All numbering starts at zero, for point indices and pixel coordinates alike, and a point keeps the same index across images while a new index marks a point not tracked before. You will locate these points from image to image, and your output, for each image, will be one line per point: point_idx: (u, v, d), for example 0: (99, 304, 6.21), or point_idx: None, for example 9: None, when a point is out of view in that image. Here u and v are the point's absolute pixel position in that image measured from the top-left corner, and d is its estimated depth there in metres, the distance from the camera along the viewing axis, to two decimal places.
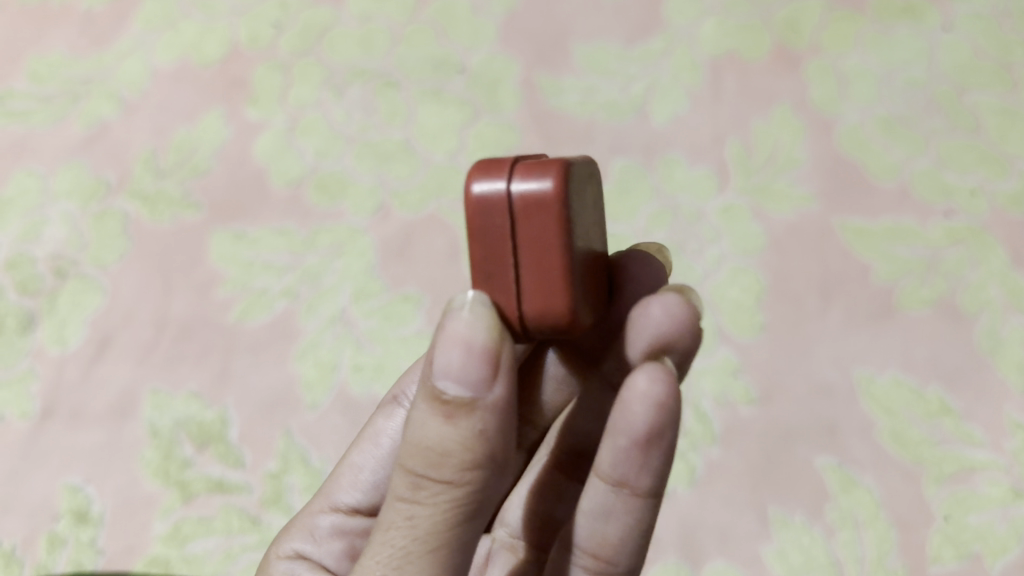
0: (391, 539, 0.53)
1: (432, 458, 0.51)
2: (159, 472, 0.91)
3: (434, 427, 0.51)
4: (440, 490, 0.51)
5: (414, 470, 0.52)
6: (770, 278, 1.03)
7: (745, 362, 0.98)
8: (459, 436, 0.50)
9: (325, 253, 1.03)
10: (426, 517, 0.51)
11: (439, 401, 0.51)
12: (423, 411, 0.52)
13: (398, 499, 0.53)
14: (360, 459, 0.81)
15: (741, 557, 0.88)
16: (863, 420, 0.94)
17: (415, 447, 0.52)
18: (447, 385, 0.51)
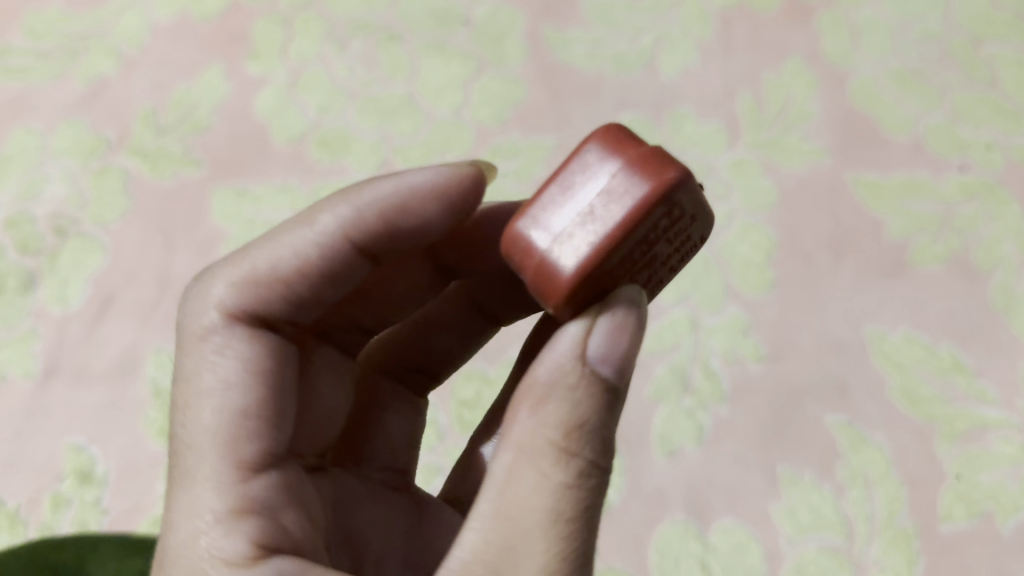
0: (548, 515, 0.54)
1: (591, 432, 0.55)
2: (163, 431, 0.90)
3: (590, 407, 0.55)
4: (597, 470, 0.55)
5: (572, 451, 0.54)
6: (781, 235, 1.01)
7: (754, 320, 0.96)
8: (609, 416, 0.55)
9: None
10: (583, 494, 0.54)
11: (593, 386, 0.55)
12: (569, 398, 0.55)
13: (554, 484, 0.54)
14: (211, 409, 0.62)
15: (749, 515, 0.86)
16: (873, 377, 0.93)
17: (570, 428, 0.55)
18: (600, 371, 0.55)
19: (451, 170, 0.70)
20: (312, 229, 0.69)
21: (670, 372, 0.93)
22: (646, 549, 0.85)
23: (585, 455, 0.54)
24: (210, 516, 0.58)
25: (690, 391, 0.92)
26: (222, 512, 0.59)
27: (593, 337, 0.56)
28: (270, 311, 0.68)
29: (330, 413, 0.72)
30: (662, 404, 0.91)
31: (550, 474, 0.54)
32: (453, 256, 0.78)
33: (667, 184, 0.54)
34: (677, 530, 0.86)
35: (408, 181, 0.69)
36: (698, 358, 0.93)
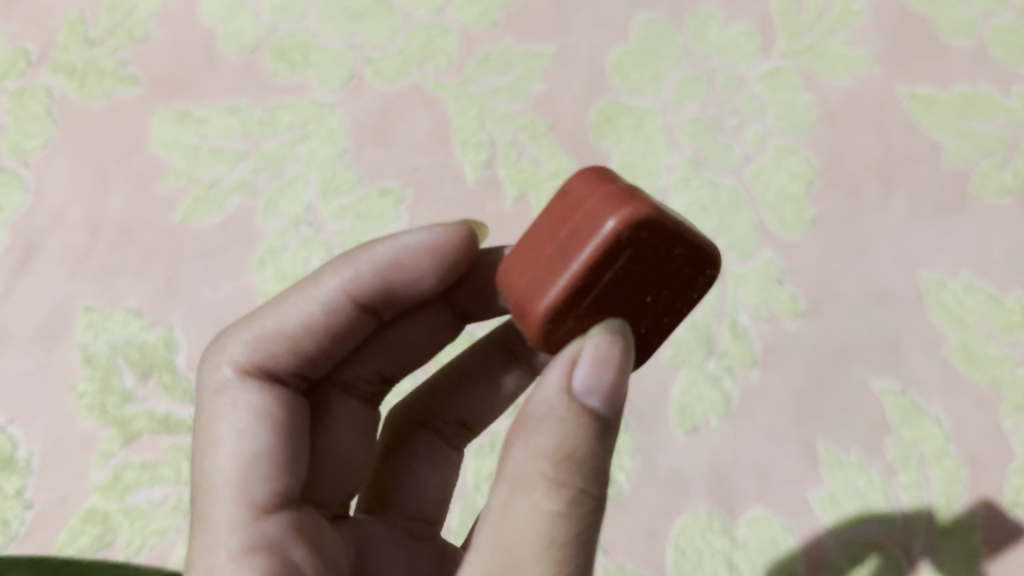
0: (537, 557, 0.44)
1: (583, 463, 0.44)
2: (94, 407, 0.76)
3: (580, 437, 0.44)
4: (594, 503, 0.45)
5: (561, 485, 0.44)
6: (822, 162, 0.86)
7: (790, 267, 0.81)
8: (606, 443, 0.45)
9: (285, 135, 0.86)
10: (578, 532, 0.44)
11: (583, 414, 0.45)
12: (557, 426, 0.45)
13: (548, 516, 0.44)
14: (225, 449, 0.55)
15: (782, 502, 0.73)
16: (930, 333, 0.79)
17: (559, 459, 0.44)
18: (589, 397, 0.45)
19: (447, 229, 0.60)
20: (315, 284, 0.60)
21: (691, 331, 0.79)
22: (662, 546, 0.72)
23: (577, 489, 0.44)
24: (224, 553, 0.51)
25: (715, 354, 0.78)
26: (234, 549, 0.51)
27: (580, 362, 0.46)
28: (282, 364, 0.59)
29: (345, 462, 0.63)
30: (681, 369, 0.77)
31: (538, 513, 0.44)
32: (471, 299, 0.66)
33: (642, 214, 0.46)
34: (700, 524, 0.73)
35: (402, 241, 0.60)
36: (724, 314, 0.79)
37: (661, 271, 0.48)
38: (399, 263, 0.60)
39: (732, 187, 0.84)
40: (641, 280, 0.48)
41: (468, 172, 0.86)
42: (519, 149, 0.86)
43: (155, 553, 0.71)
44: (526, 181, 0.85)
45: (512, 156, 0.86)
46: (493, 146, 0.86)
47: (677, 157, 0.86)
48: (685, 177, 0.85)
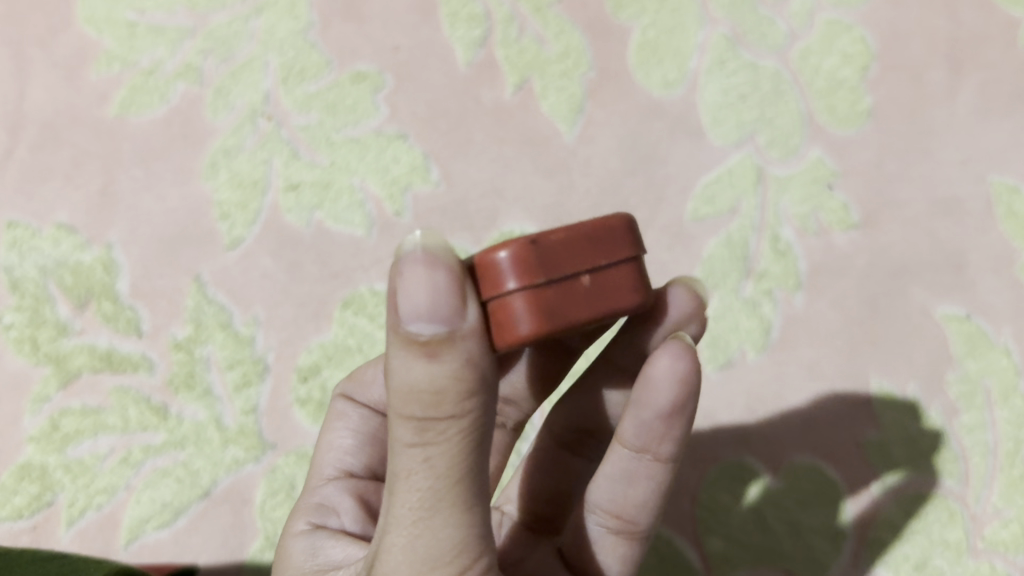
0: (402, 501, 0.35)
1: (428, 399, 0.34)
2: (23, 342, 0.65)
3: (417, 366, 0.34)
4: (452, 435, 0.34)
5: (413, 424, 0.34)
6: (880, 40, 0.72)
7: (843, 168, 0.69)
8: (455, 372, 0.34)
9: (236, 8, 0.72)
10: (448, 473, 0.35)
11: (413, 340, 0.34)
12: (394, 356, 0.35)
13: (404, 459, 0.35)
14: (335, 437, 0.53)
15: (825, 448, 0.63)
16: (1001, 248, 0.67)
17: (401, 393, 0.34)
18: (415, 321, 0.34)
19: None
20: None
21: (726, 247, 0.67)
22: (689, 502, 0.63)
23: (429, 429, 0.34)
24: (302, 519, 0.47)
25: (752, 275, 0.66)
26: (306, 506, 0.49)
27: (395, 275, 0.34)
28: None
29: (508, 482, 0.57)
30: (714, 294, 0.66)
31: (398, 454, 0.35)
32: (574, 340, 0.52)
33: None
34: (728, 474, 0.63)
35: None
36: (764, 227, 0.67)
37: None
38: None
39: (774, 71, 0.71)
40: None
41: (459, 53, 0.72)
42: (521, 25, 0.72)
43: (103, 515, 0.61)
44: (528, 64, 0.71)
45: (510, 33, 0.72)
46: (488, 20, 0.72)
47: (710, 34, 0.72)
48: (720, 58, 0.71)
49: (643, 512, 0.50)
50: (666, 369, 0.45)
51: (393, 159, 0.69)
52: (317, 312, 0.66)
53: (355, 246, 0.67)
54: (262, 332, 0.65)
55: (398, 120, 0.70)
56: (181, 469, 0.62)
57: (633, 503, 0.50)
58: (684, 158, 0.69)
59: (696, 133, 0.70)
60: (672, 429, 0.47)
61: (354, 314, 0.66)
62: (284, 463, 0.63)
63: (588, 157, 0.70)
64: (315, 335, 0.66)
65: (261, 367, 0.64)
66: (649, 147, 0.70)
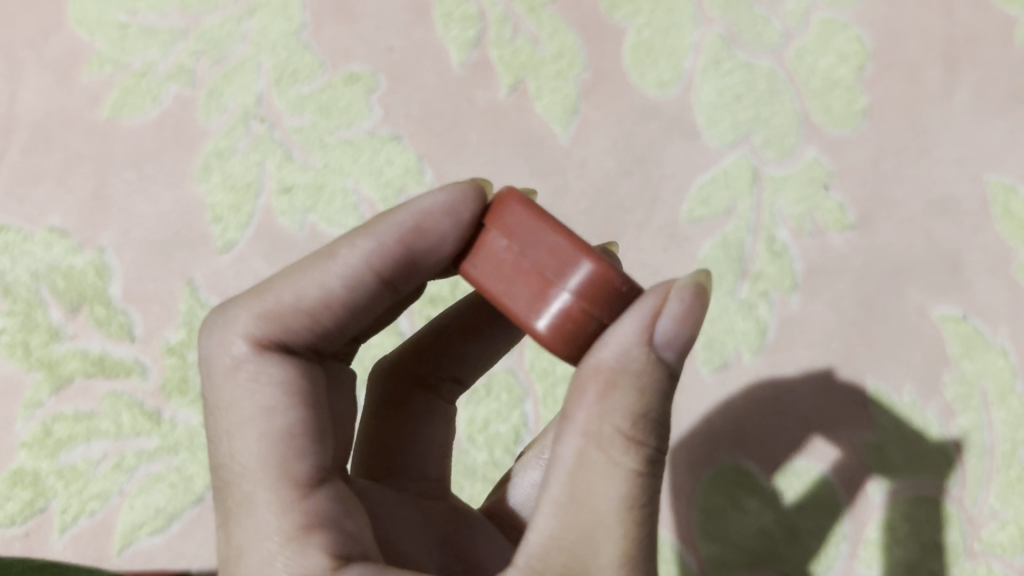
0: (614, 526, 0.36)
1: (659, 427, 0.37)
2: (16, 347, 0.64)
3: (659, 393, 0.36)
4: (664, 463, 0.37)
5: (641, 450, 0.36)
6: (875, 39, 0.72)
7: (839, 168, 0.68)
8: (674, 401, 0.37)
9: (229, 9, 0.72)
10: (650, 500, 0.37)
11: (660, 363, 0.36)
12: (636, 382, 0.36)
13: (620, 485, 0.36)
14: (245, 442, 0.41)
15: (822, 452, 0.63)
16: (998, 248, 0.66)
17: (637, 416, 0.36)
18: (667, 349, 0.36)
19: (452, 190, 0.43)
20: (330, 252, 0.45)
21: (722, 248, 0.67)
22: (687, 505, 0.63)
23: (648, 454, 0.37)
24: (279, 534, 0.39)
25: (748, 276, 0.66)
26: (280, 546, 0.39)
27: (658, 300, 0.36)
28: (305, 336, 0.44)
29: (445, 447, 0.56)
30: (709, 295, 0.66)
31: (615, 477, 0.36)
32: None
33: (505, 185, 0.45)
34: (727, 478, 0.63)
35: (424, 202, 0.43)
36: (760, 228, 0.67)
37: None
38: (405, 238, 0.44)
39: (770, 70, 0.71)
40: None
41: (452, 54, 0.72)
42: (515, 25, 0.72)
43: (96, 521, 0.61)
44: (522, 65, 0.71)
45: (503, 34, 0.71)
46: (482, 20, 0.72)
47: (705, 34, 0.72)
48: (715, 58, 0.71)
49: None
50: None
51: (387, 160, 0.69)
52: None
53: None
54: None
55: (391, 121, 0.70)
56: (175, 474, 0.62)
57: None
58: (679, 159, 0.69)
59: (691, 133, 0.70)
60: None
61: None
62: None
63: (583, 159, 0.69)
64: None
65: None
66: (643, 147, 0.69)
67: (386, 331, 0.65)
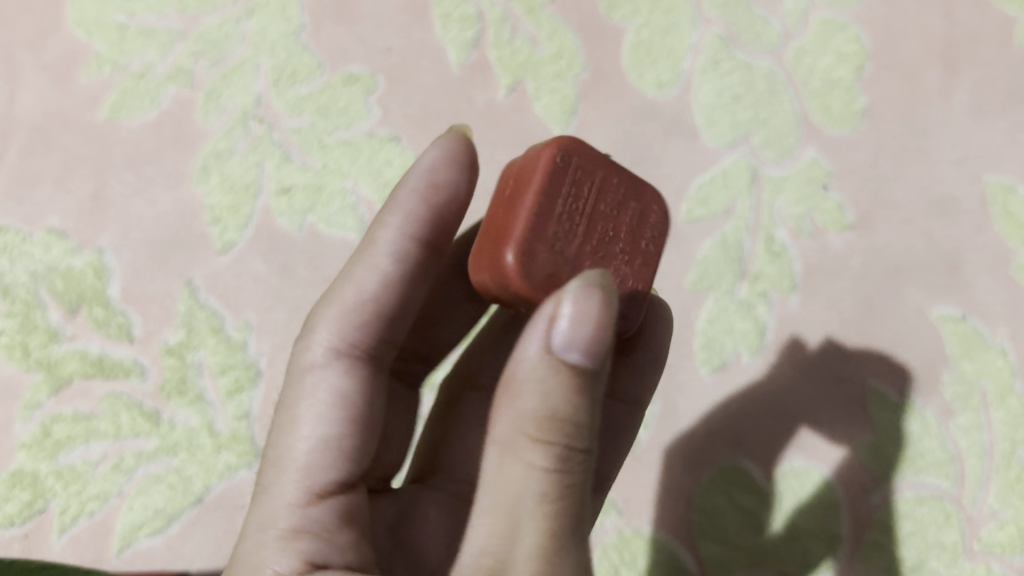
0: (529, 523, 0.38)
1: (571, 432, 0.37)
2: (14, 348, 0.64)
3: (565, 396, 0.37)
4: (581, 461, 0.38)
5: (551, 451, 0.37)
6: (874, 39, 0.72)
7: (838, 168, 0.68)
8: (589, 397, 0.37)
9: (228, 9, 0.72)
10: (569, 495, 0.38)
11: (565, 366, 0.37)
12: (533, 387, 0.37)
13: (533, 484, 0.38)
14: (303, 436, 0.44)
15: (820, 452, 0.63)
16: (997, 247, 0.66)
17: (542, 420, 0.37)
18: (568, 352, 0.37)
19: (449, 150, 0.50)
20: (368, 242, 0.49)
21: (721, 248, 0.66)
22: (684, 505, 0.62)
23: (564, 452, 0.37)
24: (282, 525, 0.42)
25: (747, 277, 0.66)
26: (282, 535, 0.42)
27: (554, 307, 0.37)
28: (372, 339, 0.48)
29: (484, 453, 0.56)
30: (708, 296, 0.66)
31: (528, 479, 0.38)
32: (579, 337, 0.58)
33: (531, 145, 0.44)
34: (727, 480, 0.63)
35: (427, 163, 0.50)
36: (759, 228, 0.67)
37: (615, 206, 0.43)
38: (428, 215, 0.49)
39: (769, 71, 0.71)
40: (597, 219, 0.42)
41: (451, 54, 0.72)
42: (513, 26, 0.72)
43: (95, 522, 0.61)
44: (521, 65, 0.71)
45: (502, 34, 0.71)
46: (481, 21, 0.72)
47: (704, 34, 0.72)
48: (714, 59, 0.71)
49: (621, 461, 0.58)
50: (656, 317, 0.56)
51: (386, 161, 0.69)
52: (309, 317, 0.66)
53: (346, 249, 0.67)
54: (254, 337, 0.65)
55: (390, 122, 0.70)
56: (174, 475, 0.62)
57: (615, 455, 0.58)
58: (678, 160, 0.69)
59: (690, 134, 0.70)
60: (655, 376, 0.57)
61: None
62: None
63: None
64: None
65: (254, 372, 0.64)
66: (642, 148, 0.69)
67: None
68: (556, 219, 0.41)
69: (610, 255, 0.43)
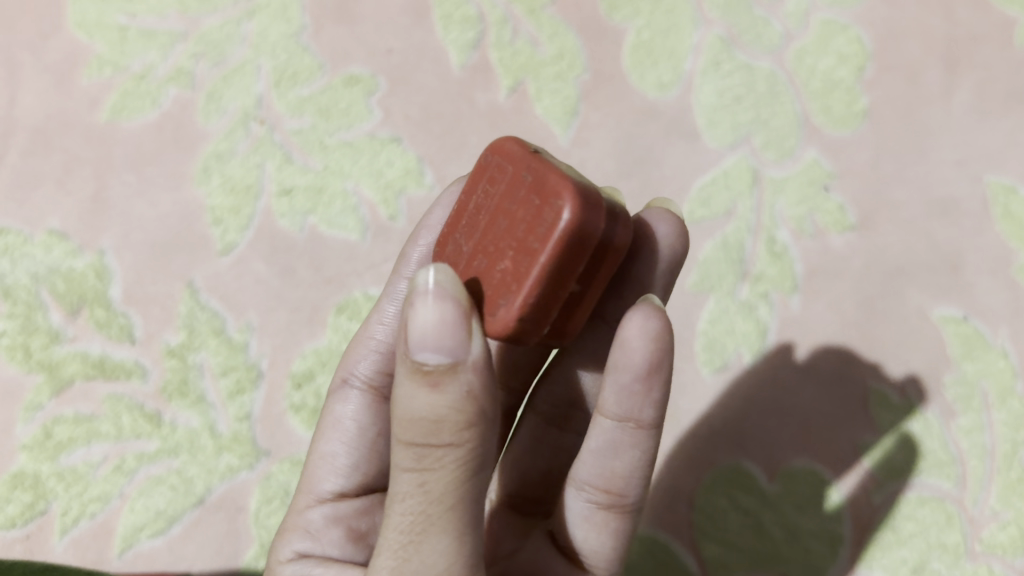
0: (398, 518, 0.36)
1: (428, 427, 0.35)
2: (16, 350, 0.64)
3: (420, 396, 0.35)
4: (450, 462, 0.35)
5: (410, 449, 0.35)
6: (875, 40, 0.72)
7: (839, 169, 0.68)
8: (455, 403, 0.34)
9: (228, 10, 0.72)
10: (438, 496, 0.35)
11: (420, 366, 0.35)
12: (401, 383, 0.36)
13: (404, 481, 0.36)
14: (326, 446, 0.52)
15: (822, 452, 0.63)
16: (998, 248, 0.66)
17: (401, 419, 0.35)
18: (422, 350, 0.35)
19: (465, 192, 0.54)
20: (389, 284, 0.55)
21: (723, 249, 0.66)
22: (686, 505, 0.62)
23: (427, 457, 0.35)
24: (297, 519, 0.50)
25: (749, 278, 0.66)
26: (292, 530, 0.49)
27: (409, 306, 0.36)
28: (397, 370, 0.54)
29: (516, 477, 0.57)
30: (710, 297, 0.66)
31: (399, 474, 0.36)
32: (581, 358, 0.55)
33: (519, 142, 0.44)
34: (729, 480, 0.63)
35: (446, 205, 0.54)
36: (760, 229, 0.67)
37: (517, 202, 0.42)
38: None
39: (770, 72, 0.70)
40: (501, 214, 0.42)
41: (452, 55, 0.72)
42: (514, 27, 0.72)
43: (96, 523, 0.61)
44: (523, 66, 0.71)
45: (503, 35, 0.71)
46: (482, 22, 0.72)
47: (705, 35, 0.72)
48: (715, 60, 0.71)
49: (631, 484, 0.51)
50: (639, 330, 0.46)
51: (387, 162, 0.69)
52: (311, 318, 0.66)
53: (348, 250, 0.67)
54: (256, 338, 0.65)
55: (391, 123, 0.70)
56: (175, 476, 0.62)
57: (620, 476, 0.51)
58: (679, 161, 0.69)
59: (691, 135, 0.70)
60: (652, 391, 0.48)
61: (348, 320, 0.66)
62: (279, 470, 0.62)
63: (583, 160, 0.69)
64: (309, 341, 0.65)
65: (255, 373, 0.64)
66: (644, 149, 0.69)
67: None
68: (468, 211, 0.44)
69: (496, 251, 0.42)
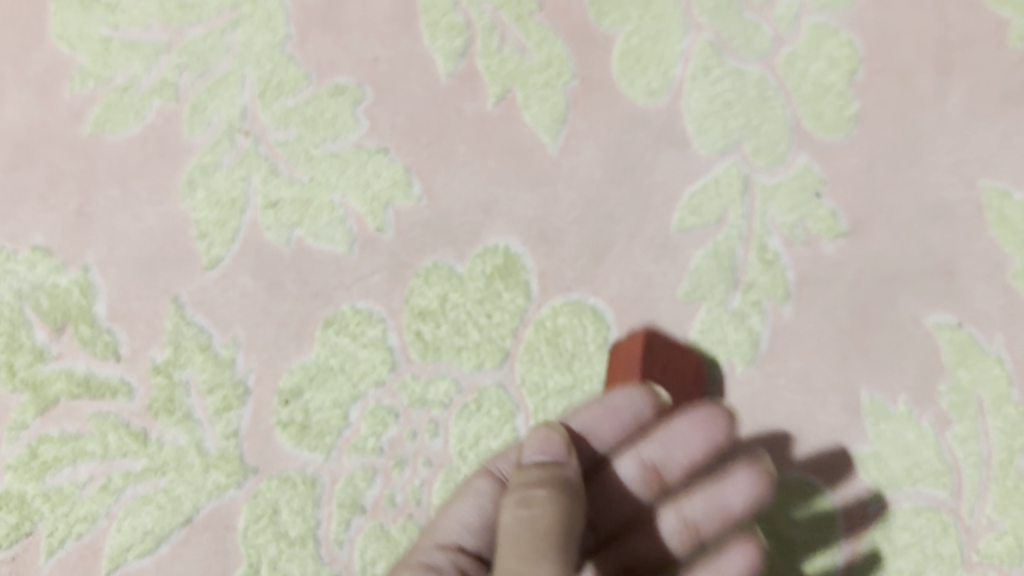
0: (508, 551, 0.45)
1: (527, 491, 0.48)
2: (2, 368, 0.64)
3: (533, 478, 0.49)
4: (551, 504, 0.47)
5: (524, 494, 0.48)
6: (867, 42, 0.70)
7: (831, 176, 0.67)
8: (552, 479, 0.49)
9: (211, 20, 0.70)
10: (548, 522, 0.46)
11: (532, 464, 0.51)
12: (513, 485, 0.49)
13: (512, 521, 0.47)
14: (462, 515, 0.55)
15: (816, 462, 0.63)
16: (993, 254, 0.66)
17: (517, 493, 0.48)
18: (535, 455, 0.51)
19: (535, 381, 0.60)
20: None
21: (715, 258, 0.66)
22: None
23: (532, 504, 0.47)
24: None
25: (739, 286, 0.65)
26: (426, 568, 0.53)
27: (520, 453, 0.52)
28: None
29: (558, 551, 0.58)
30: (700, 307, 0.65)
31: (508, 519, 0.47)
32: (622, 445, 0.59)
33: None
34: None
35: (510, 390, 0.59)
36: (752, 236, 0.66)
37: None
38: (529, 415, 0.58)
39: (761, 77, 0.69)
40: None
41: (439, 64, 0.70)
42: (502, 34, 0.70)
43: (83, 544, 0.62)
44: (510, 74, 0.69)
45: (491, 41, 0.70)
46: (469, 29, 0.70)
47: (695, 40, 0.70)
48: (704, 65, 0.69)
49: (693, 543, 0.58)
50: (699, 419, 0.58)
51: (374, 173, 0.68)
52: (299, 331, 0.65)
53: (336, 263, 0.66)
54: (243, 353, 0.65)
55: (378, 133, 0.69)
56: (161, 495, 0.62)
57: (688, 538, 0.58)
58: (671, 168, 0.68)
59: (682, 143, 0.69)
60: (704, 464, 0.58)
61: (336, 333, 0.65)
62: (266, 487, 0.62)
63: (572, 168, 0.68)
64: (297, 356, 0.65)
65: (242, 390, 0.64)
66: (634, 156, 0.68)
67: (375, 347, 0.65)
68: None
69: None
